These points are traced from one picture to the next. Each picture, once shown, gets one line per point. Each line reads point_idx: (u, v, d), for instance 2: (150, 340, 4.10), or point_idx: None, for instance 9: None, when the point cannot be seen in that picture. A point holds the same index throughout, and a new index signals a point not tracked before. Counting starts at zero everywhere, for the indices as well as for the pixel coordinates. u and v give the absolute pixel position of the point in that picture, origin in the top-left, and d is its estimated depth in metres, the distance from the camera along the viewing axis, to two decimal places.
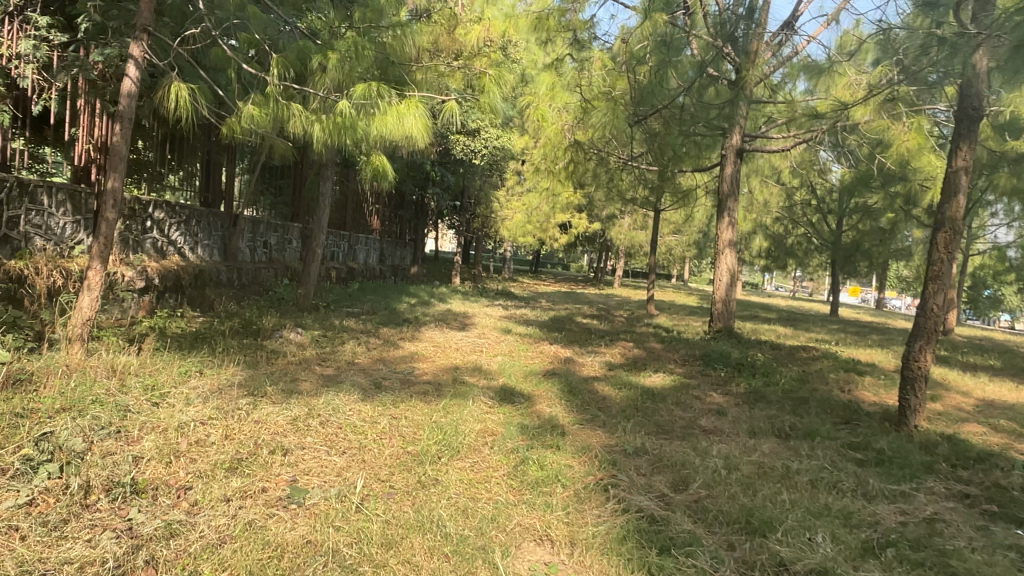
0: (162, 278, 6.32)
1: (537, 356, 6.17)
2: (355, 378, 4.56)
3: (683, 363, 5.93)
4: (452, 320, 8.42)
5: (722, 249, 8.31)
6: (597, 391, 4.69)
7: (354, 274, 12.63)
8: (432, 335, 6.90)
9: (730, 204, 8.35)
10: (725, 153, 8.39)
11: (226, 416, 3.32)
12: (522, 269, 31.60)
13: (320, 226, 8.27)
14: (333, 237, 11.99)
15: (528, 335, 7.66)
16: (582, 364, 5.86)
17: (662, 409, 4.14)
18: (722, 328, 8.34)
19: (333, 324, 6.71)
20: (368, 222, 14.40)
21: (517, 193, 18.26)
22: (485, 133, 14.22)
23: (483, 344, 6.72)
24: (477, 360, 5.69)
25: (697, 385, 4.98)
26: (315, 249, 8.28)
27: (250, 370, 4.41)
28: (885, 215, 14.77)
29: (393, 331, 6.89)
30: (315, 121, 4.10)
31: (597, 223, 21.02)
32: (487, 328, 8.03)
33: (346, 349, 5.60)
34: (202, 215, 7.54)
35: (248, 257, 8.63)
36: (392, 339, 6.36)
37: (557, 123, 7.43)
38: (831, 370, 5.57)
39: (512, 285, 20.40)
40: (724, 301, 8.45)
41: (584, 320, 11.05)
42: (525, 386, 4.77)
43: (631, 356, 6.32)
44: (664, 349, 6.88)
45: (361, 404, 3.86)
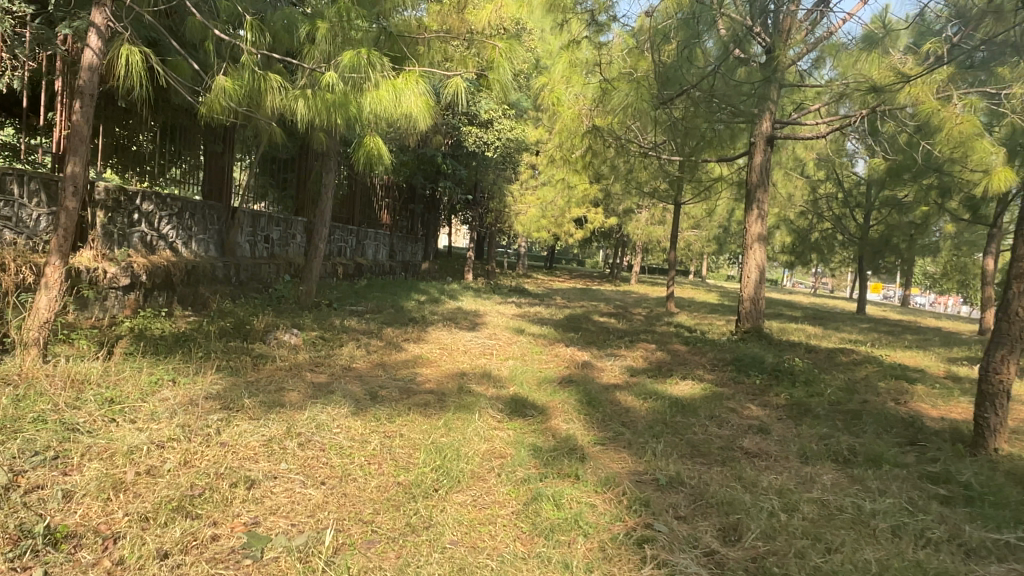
0: (149, 275, 5.89)
1: (553, 360, 5.68)
2: (350, 387, 4.09)
3: (712, 369, 5.41)
4: (462, 320, 7.96)
5: (751, 244, 7.76)
6: (619, 402, 4.19)
7: (362, 270, 12.19)
8: (440, 337, 6.43)
9: (759, 196, 7.78)
10: (754, 141, 7.84)
11: (190, 437, 2.86)
12: (536, 265, 31.06)
13: (323, 220, 7.81)
14: (340, 232, 11.55)
15: (543, 336, 7.16)
16: (602, 369, 5.36)
17: (694, 425, 3.63)
18: (750, 328, 7.79)
19: (333, 325, 6.26)
20: (377, 217, 13.94)
21: (532, 187, 17.75)
22: (498, 124, 13.75)
23: (494, 345, 6.24)
24: (487, 365, 5.21)
25: (731, 394, 4.46)
26: (318, 244, 7.83)
27: (230, 379, 3.94)
28: (917, 209, 14.12)
29: (397, 332, 6.43)
30: (300, 97, 3.60)
31: (614, 217, 20.46)
32: (499, 328, 7.55)
33: (343, 353, 5.13)
34: (197, 208, 7.11)
35: (248, 252, 8.20)
36: (396, 341, 5.89)
37: (573, 107, 6.90)
38: (878, 377, 5.04)
39: (527, 281, 19.90)
40: (752, 300, 7.86)
41: (602, 319, 10.53)
42: (539, 395, 4.27)
43: (655, 361, 5.81)
44: (690, 352, 6.35)
45: (352, 419, 3.39)
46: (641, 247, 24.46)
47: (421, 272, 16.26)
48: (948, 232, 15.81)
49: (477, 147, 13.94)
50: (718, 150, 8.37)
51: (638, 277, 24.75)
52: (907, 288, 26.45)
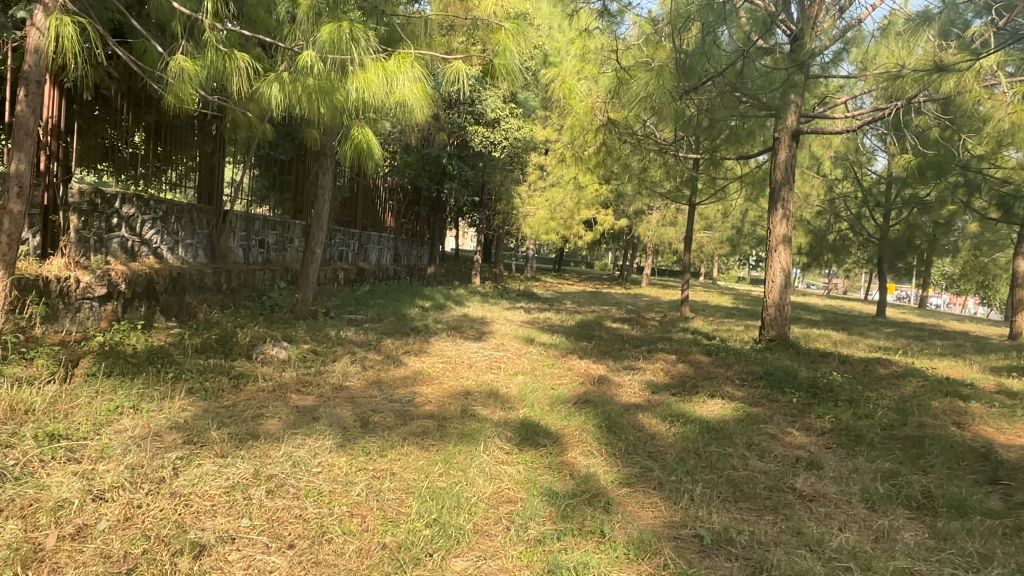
0: (129, 285, 5.46)
1: (566, 374, 5.20)
2: (338, 412, 3.61)
3: (740, 384, 4.91)
4: (467, 328, 7.48)
5: (775, 247, 7.24)
6: (642, 427, 3.70)
7: (364, 275, 11.74)
8: (443, 348, 5.96)
9: (784, 195, 7.28)
10: (778, 136, 7.34)
11: (138, 484, 2.40)
12: (544, 268, 30.54)
13: (320, 224, 7.37)
14: (341, 236, 11.10)
15: (554, 346, 6.68)
16: (621, 386, 4.88)
17: (733, 458, 3.14)
18: (775, 336, 7.27)
19: (329, 336, 5.79)
20: (381, 219, 13.50)
21: (540, 188, 17.27)
22: (505, 123, 13.31)
23: (501, 358, 5.76)
24: (495, 381, 4.73)
25: (769, 416, 3.96)
26: (315, 249, 7.41)
27: (203, 405, 3.49)
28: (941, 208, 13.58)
29: (397, 343, 5.96)
30: (273, 82, 3.19)
31: (624, 218, 19.95)
32: (507, 337, 7.06)
33: (335, 369, 4.66)
34: (185, 211, 6.69)
35: (242, 258, 7.78)
36: (394, 354, 5.42)
37: (586, 100, 6.41)
38: (930, 394, 4.53)
39: (535, 284, 19.40)
40: (778, 306, 7.33)
41: (615, 326, 10.02)
42: (551, 419, 3.78)
43: (678, 375, 5.32)
44: (714, 364, 5.85)
45: (336, 454, 2.92)
46: (651, 249, 23.92)
47: (426, 276, 15.79)
48: (972, 232, 15.24)
49: (483, 148, 13.50)
50: (739, 146, 7.86)
51: (649, 280, 24.20)
52: (925, 289, 25.79)
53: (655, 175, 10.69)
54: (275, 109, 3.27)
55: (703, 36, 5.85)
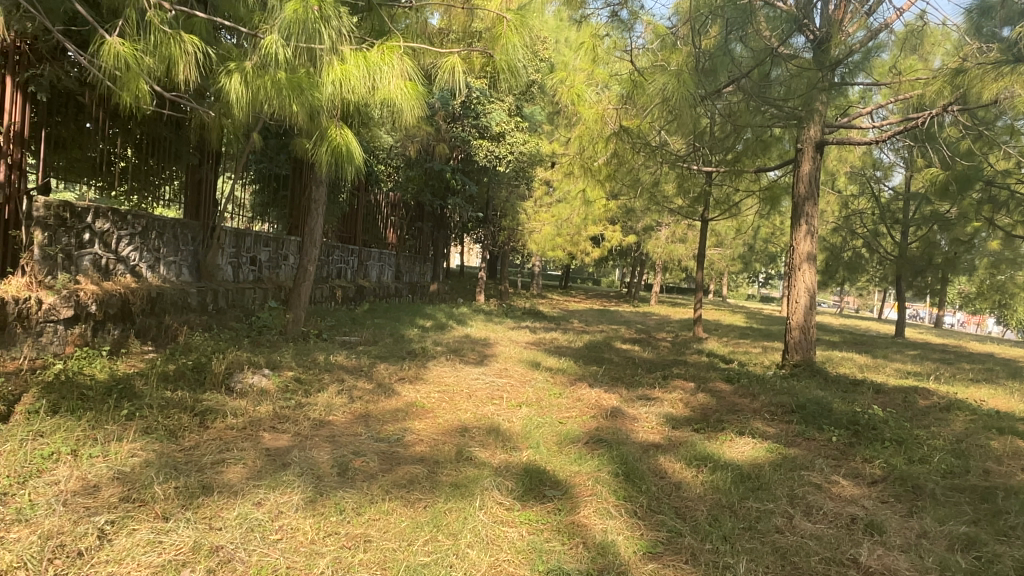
0: (100, 306, 5.03)
1: (575, 405, 4.73)
2: (316, 455, 3.15)
3: (770, 419, 4.41)
4: (469, 351, 7.01)
5: (799, 265, 6.78)
6: (664, 473, 3.22)
7: (364, 293, 11.30)
8: (441, 375, 5.49)
9: (807, 210, 6.82)
10: (800, 147, 6.90)
11: (48, 565, 1.96)
12: (551, 285, 30.08)
13: (313, 240, 6.95)
14: (340, 253, 10.69)
15: (562, 372, 6.19)
16: (637, 420, 4.39)
17: (774, 518, 2.66)
18: (800, 362, 6.79)
19: (317, 362, 5.33)
20: (382, 236, 13.10)
21: (546, 204, 16.86)
22: (511, 137, 12.94)
23: (504, 386, 5.28)
24: (497, 415, 4.26)
25: (810, 461, 3.46)
26: (308, 266, 6.98)
27: (159, 448, 3.04)
28: (964, 225, 13.07)
29: (392, 369, 5.50)
30: (236, 74, 2.78)
31: (633, 235, 19.51)
32: (511, 361, 6.59)
33: (319, 400, 4.19)
34: (168, 226, 6.27)
35: (232, 276, 7.34)
36: (387, 382, 4.96)
37: (596, 107, 6.07)
38: (985, 432, 4.02)
39: (541, 303, 18.90)
40: (802, 329, 6.86)
41: (625, 348, 9.52)
42: (560, 462, 3.30)
43: (699, 407, 4.83)
44: (736, 394, 5.35)
45: (305, 514, 2.45)
46: (661, 266, 23.42)
47: (430, 294, 15.36)
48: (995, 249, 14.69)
49: (488, 162, 13.12)
50: (759, 158, 7.41)
51: (659, 298, 23.68)
52: (941, 307, 25.16)
53: (667, 190, 10.25)
54: (240, 107, 2.86)
55: (722, 39, 5.44)
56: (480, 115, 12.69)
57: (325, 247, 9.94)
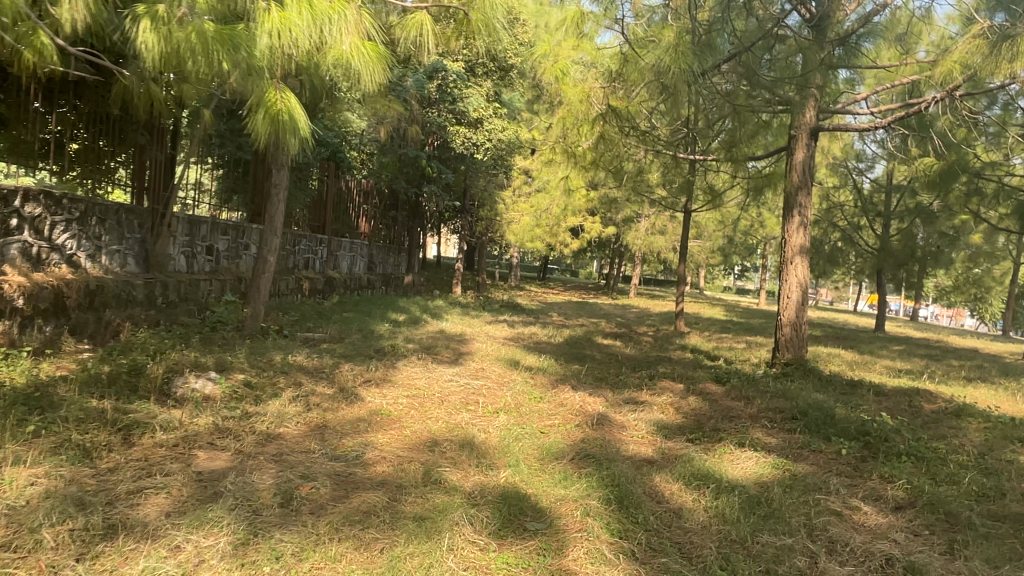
0: (28, 300, 4.49)
1: (558, 411, 4.31)
2: (258, 481, 2.68)
3: (771, 429, 4.02)
4: (443, 349, 6.56)
5: (791, 258, 6.41)
6: (663, 497, 2.80)
7: (333, 285, 10.76)
8: (411, 377, 5.04)
9: (800, 200, 6.45)
10: (794, 133, 6.50)
11: None
12: (529, 277, 29.62)
13: (273, 229, 6.45)
14: (307, 242, 10.14)
15: (543, 372, 5.77)
16: (626, 430, 3.97)
17: (796, 558, 2.25)
18: (792, 360, 6.40)
19: (273, 362, 4.84)
20: (354, 225, 12.55)
21: (525, 192, 16.42)
22: (489, 124, 12.50)
23: (480, 388, 4.84)
24: (472, 424, 3.82)
25: (824, 482, 3.07)
26: (268, 257, 6.48)
27: (66, 473, 2.54)
28: (947, 219, 12.93)
29: (358, 370, 5.03)
30: (146, 22, 2.30)
31: (612, 226, 19.16)
32: (488, 360, 6.14)
33: (270, 409, 3.71)
34: (111, 212, 5.71)
35: (185, 267, 6.79)
36: (351, 385, 4.49)
37: (581, 85, 5.62)
38: (1005, 443, 3.70)
39: (518, 295, 18.44)
40: (793, 325, 6.47)
41: (607, 343, 9.11)
42: (543, 485, 2.87)
43: (691, 412, 4.42)
44: (730, 397, 4.96)
45: (234, 566, 1.99)
46: (639, 258, 23.08)
47: (404, 285, 14.83)
48: (975, 243, 14.60)
49: (465, 150, 12.65)
50: (750, 145, 7.02)
51: (637, 290, 23.38)
52: (917, 301, 25.22)
53: (650, 179, 9.83)
54: (155, 61, 2.38)
55: (718, 14, 5.02)
56: (457, 100, 12.22)
57: (290, 236, 9.38)
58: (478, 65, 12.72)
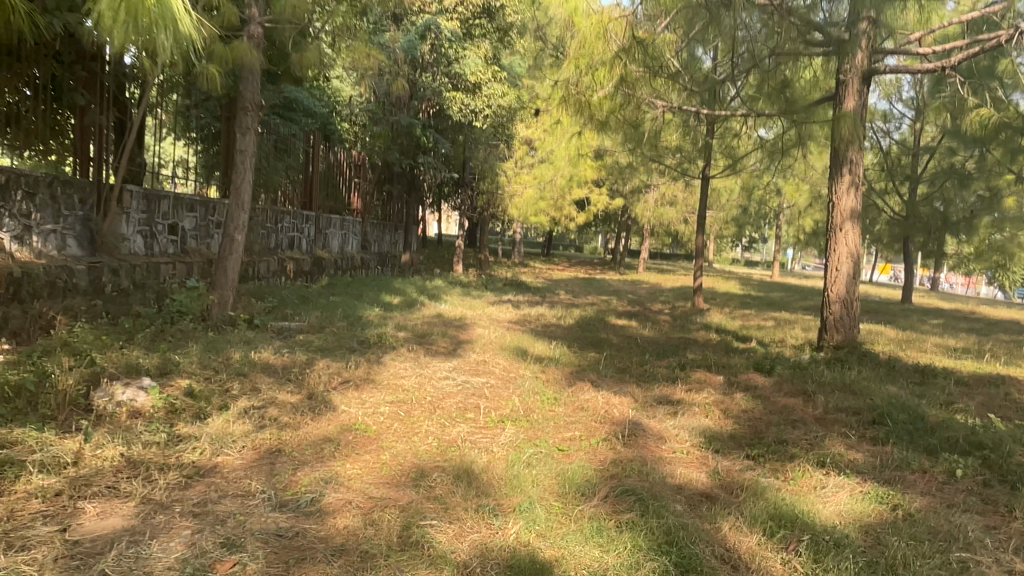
0: None
1: (578, 418, 3.46)
2: (161, 556, 1.85)
3: (853, 445, 3.13)
4: (439, 337, 5.72)
5: (841, 225, 5.53)
6: (741, 564, 1.96)
7: (322, 266, 9.88)
8: (397, 375, 4.19)
9: (851, 155, 5.54)
10: (843, 78, 5.59)
11: None
12: (533, 253, 28.67)
13: (240, 203, 5.58)
14: (292, 219, 9.25)
15: (555, 363, 4.92)
16: (669, 447, 3.09)
17: None
18: (843, 343, 5.52)
19: (230, 362, 4.00)
20: (344, 200, 11.64)
21: (528, 164, 15.10)
22: (488, 88, 11.55)
23: (482, 389, 4.00)
24: (471, 443, 2.97)
25: (957, 527, 2.21)
26: (236, 236, 5.62)
27: None
28: (985, 181, 11.97)
29: (335, 368, 4.19)
30: None
31: (619, 198, 18.24)
32: (491, 350, 5.29)
33: (210, 428, 2.87)
34: (42, 185, 4.84)
35: (143, 249, 5.92)
36: (321, 390, 3.64)
37: (596, 17, 4.69)
38: None
39: (522, 272, 17.53)
40: (844, 302, 5.59)
41: (622, 324, 8.25)
42: (569, 546, 2.03)
43: (742, 416, 3.57)
44: (783, 393, 4.09)
45: None
46: (648, 231, 22.13)
47: (401, 264, 13.96)
48: None
49: (463, 117, 11.70)
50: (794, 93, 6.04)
51: (646, 264, 22.44)
52: (937, 270, 24.35)
53: (667, 139, 8.87)
54: None
55: None
56: (452, 62, 11.29)
57: (272, 213, 8.50)
58: (474, 25, 11.80)
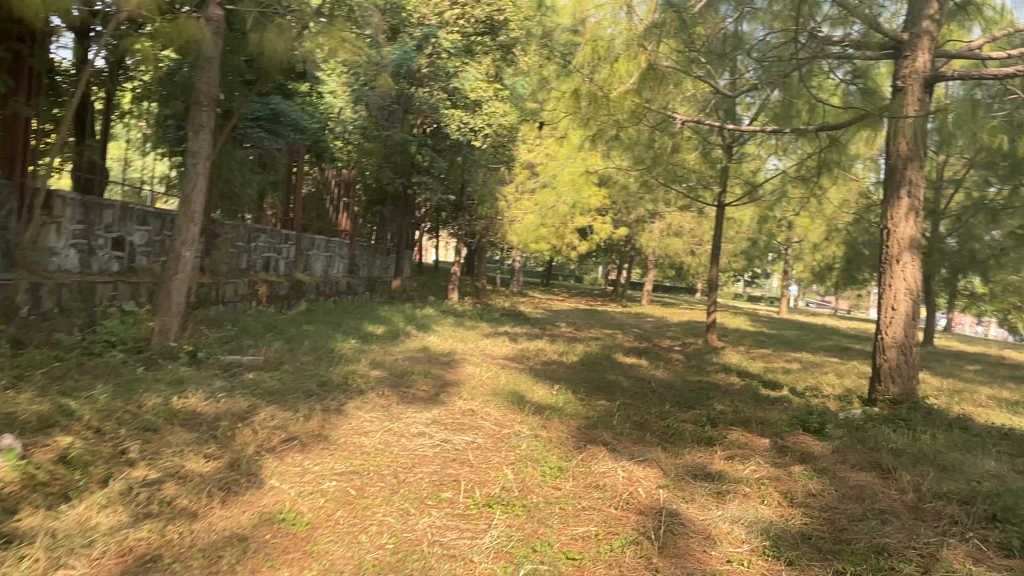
0: None
1: (593, 503, 2.56)
2: None
3: (983, 558, 2.21)
4: (421, 376, 4.82)
5: (897, 256, 4.68)
6: None
7: (301, 290, 8.99)
8: (359, 431, 3.28)
9: (910, 175, 4.70)
10: (901, 84, 4.81)
11: None
12: (532, 283, 27.83)
13: (189, 213, 4.71)
14: (269, 238, 8.38)
15: (559, 415, 4.03)
16: (721, 556, 2.19)
17: None
18: (902, 396, 4.62)
19: (142, 411, 3.11)
20: (331, 220, 10.80)
21: (529, 189, 14.44)
22: (489, 105, 10.82)
23: (466, 453, 3.10)
24: (443, 549, 2.07)
25: None
26: (183, 252, 4.72)
27: None
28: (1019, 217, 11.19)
29: (281, 419, 3.29)
30: None
31: (624, 227, 17.46)
32: (482, 396, 4.39)
33: (58, 522, 1.98)
34: None
35: (78, 266, 5.06)
36: (249, 454, 2.75)
37: None
38: None
39: (522, 302, 16.64)
40: (902, 349, 4.69)
41: (630, 363, 7.37)
42: None
43: (812, 503, 2.67)
44: (854, 470, 3.17)
45: None
46: (653, 263, 21.33)
47: (392, 291, 13.08)
48: None
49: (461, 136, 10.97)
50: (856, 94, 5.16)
51: (650, 297, 21.60)
52: (950, 312, 23.55)
53: (683, 159, 8.10)
54: None
55: None
56: (451, 76, 10.56)
57: (244, 230, 7.63)
58: (476, 41, 11.14)
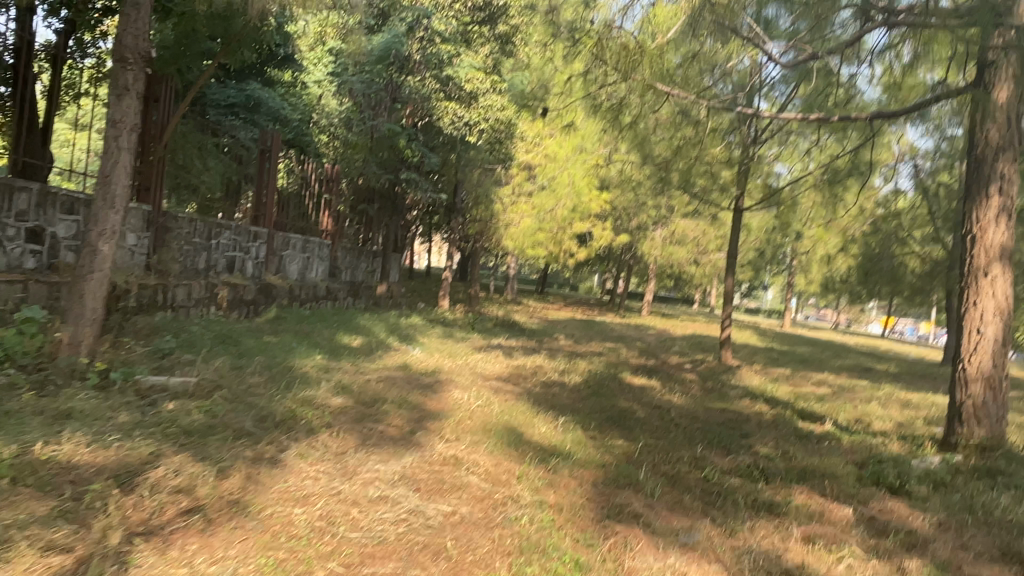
0: None
1: None
2: None
3: None
4: (395, 406, 3.89)
5: (985, 268, 3.80)
6: None
7: (273, 295, 8.03)
8: (295, 497, 2.34)
9: (1001, 169, 3.83)
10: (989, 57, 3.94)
11: None
12: (528, 292, 26.87)
13: (111, 198, 3.79)
14: (235, 235, 7.43)
15: (569, 464, 3.11)
16: None
17: None
18: (991, 442, 3.71)
19: None
20: (311, 218, 9.86)
21: (526, 191, 13.51)
22: (486, 97, 9.92)
23: (443, 535, 2.17)
24: None
25: None
26: (101, 246, 3.78)
27: None
28: None
29: (188, 475, 2.36)
30: None
31: (625, 234, 16.60)
32: (470, 434, 3.46)
33: None
34: None
35: None
36: (112, 547, 1.82)
37: None
38: None
39: (516, 311, 15.73)
40: (991, 384, 3.79)
41: (641, 385, 6.46)
42: None
43: None
44: (988, 565, 2.26)
45: None
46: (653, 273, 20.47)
47: (377, 297, 12.15)
48: None
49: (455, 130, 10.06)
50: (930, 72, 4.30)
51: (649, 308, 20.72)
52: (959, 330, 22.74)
53: (703, 158, 7.26)
54: None
55: None
56: (444, 64, 9.67)
57: (203, 225, 6.69)
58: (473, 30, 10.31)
